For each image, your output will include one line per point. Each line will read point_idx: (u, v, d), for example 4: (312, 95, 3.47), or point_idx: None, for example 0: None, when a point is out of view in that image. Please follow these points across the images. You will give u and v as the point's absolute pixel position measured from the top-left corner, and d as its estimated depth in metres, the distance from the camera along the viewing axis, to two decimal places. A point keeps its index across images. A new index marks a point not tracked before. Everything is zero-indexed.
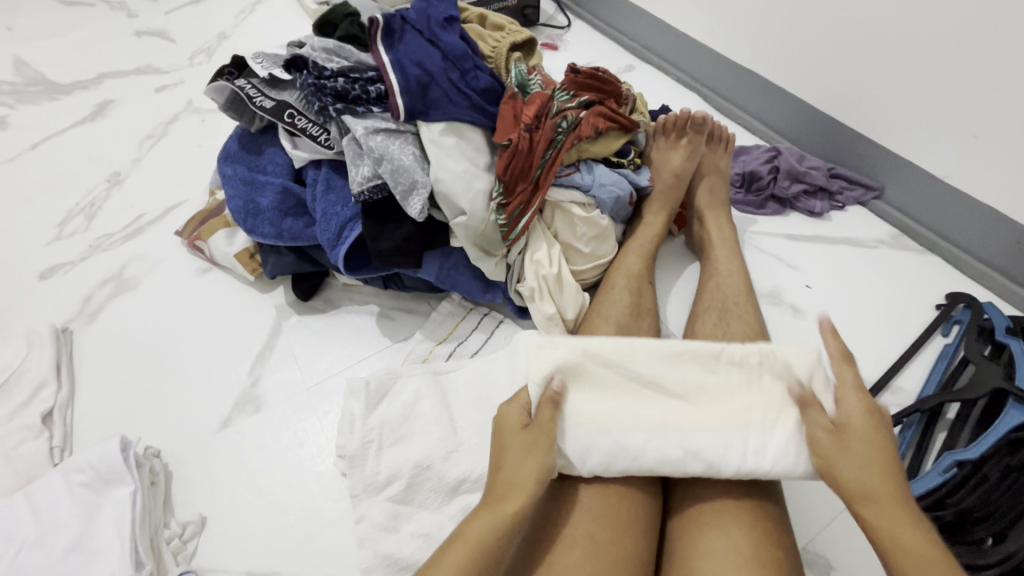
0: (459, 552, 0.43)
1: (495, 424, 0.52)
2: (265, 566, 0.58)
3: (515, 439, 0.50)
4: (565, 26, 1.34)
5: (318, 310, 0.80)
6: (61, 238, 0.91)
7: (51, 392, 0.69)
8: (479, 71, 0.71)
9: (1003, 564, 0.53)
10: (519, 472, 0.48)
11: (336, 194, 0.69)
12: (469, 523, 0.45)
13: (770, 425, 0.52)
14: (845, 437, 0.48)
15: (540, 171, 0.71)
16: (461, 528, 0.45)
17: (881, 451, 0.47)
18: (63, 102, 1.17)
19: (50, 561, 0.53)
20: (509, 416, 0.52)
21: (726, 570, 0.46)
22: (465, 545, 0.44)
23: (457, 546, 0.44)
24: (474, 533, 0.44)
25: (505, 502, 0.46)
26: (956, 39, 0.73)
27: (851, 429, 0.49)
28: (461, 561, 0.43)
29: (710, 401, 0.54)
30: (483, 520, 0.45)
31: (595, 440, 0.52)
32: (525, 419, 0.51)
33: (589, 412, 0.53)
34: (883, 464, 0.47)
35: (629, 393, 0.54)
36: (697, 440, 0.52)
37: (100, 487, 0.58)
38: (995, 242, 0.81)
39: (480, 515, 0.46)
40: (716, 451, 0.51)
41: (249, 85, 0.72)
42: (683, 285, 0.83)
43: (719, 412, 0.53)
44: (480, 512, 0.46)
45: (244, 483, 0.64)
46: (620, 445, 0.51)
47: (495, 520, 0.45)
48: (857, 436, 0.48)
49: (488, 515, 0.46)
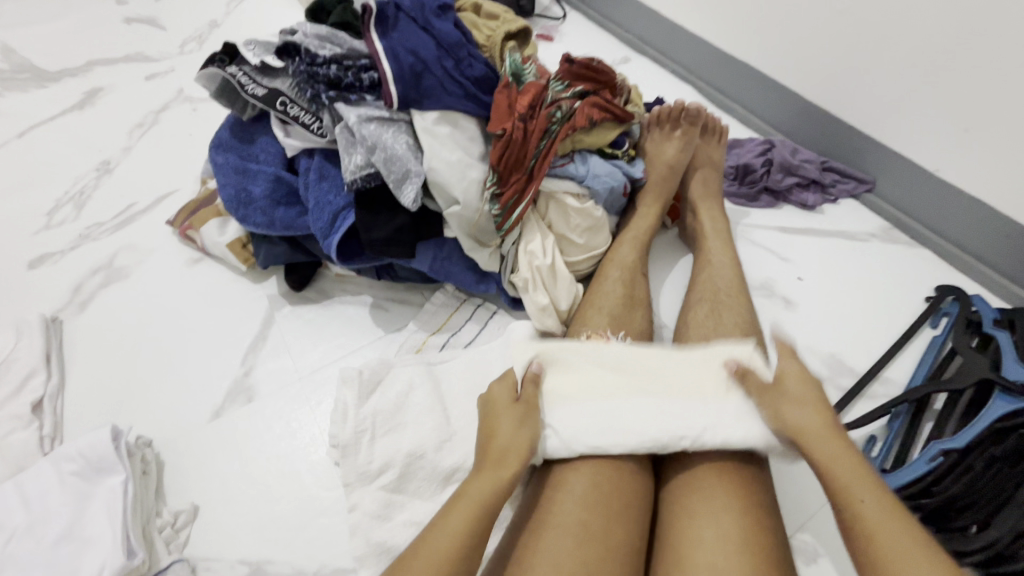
0: (462, 510, 0.47)
1: (485, 400, 0.56)
2: (257, 555, 0.58)
3: (507, 410, 0.54)
4: (560, 17, 1.34)
5: (311, 300, 0.80)
6: (50, 227, 0.90)
7: (41, 381, 0.69)
8: (473, 60, 0.71)
9: (985, 550, 0.55)
10: (513, 438, 0.52)
11: (329, 183, 0.69)
12: (468, 487, 0.49)
13: (724, 393, 0.55)
14: (787, 391, 0.53)
15: (534, 161, 0.71)
16: (461, 493, 0.49)
17: (814, 393, 0.53)
18: (51, 90, 1.16)
19: (41, 550, 0.53)
20: (499, 391, 0.56)
21: (716, 557, 0.47)
22: (467, 505, 0.47)
23: (458, 508, 0.47)
24: (475, 495, 0.48)
25: (502, 467, 0.50)
26: (948, 31, 0.74)
27: (788, 377, 0.54)
28: (465, 517, 0.46)
29: (675, 376, 0.57)
30: (481, 482, 0.49)
31: (570, 412, 0.55)
32: (515, 393, 0.55)
33: (565, 389, 0.57)
34: (819, 410, 0.52)
35: (597, 371, 0.58)
36: (666, 412, 0.55)
37: (92, 475, 0.58)
38: (985, 235, 0.81)
39: (479, 478, 0.49)
40: (683, 422, 0.54)
41: (241, 73, 0.71)
42: (677, 276, 0.83)
43: (684, 387, 0.56)
44: (478, 475, 0.50)
45: (237, 473, 0.64)
46: (594, 419, 0.55)
47: (494, 483, 0.49)
48: (797, 388, 0.53)
49: (486, 478, 0.49)
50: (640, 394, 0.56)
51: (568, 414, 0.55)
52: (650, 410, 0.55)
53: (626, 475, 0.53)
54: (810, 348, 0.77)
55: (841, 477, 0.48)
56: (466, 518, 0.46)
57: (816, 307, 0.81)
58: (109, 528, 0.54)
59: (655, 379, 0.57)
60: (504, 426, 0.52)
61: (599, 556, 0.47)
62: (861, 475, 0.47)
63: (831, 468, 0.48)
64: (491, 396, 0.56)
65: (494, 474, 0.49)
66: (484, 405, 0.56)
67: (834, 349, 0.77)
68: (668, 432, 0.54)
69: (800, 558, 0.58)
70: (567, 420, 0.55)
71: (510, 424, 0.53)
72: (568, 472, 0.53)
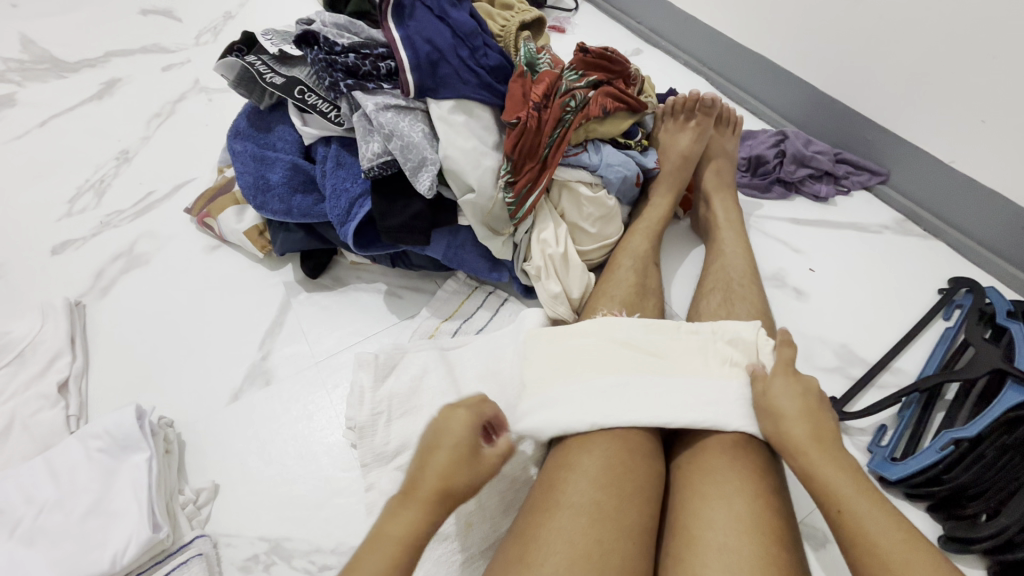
0: (385, 550, 0.43)
1: (439, 427, 0.52)
2: (276, 532, 0.60)
3: (455, 447, 0.50)
4: (572, 9, 1.34)
5: (326, 287, 0.81)
6: (72, 214, 0.92)
7: (66, 362, 0.70)
8: (488, 49, 0.72)
9: (995, 538, 0.54)
10: (452, 477, 0.48)
11: (345, 170, 0.70)
12: (389, 523, 0.45)
13: (730, 374, 0.57)
14: (780, 396, 0.54)
15: (548, 149, 0.72)
16: (382, 525, 0.45)
17: (806, 403, 0.53)
18: (71, 80, 1.17)
19: (69, 523, 0.55)
20: (454, 427, 0.51)
21: (727, 540, 0.47)
22: (393, 542, 0.44)
23: (381, 543, 0.44)
24: (398, 534, 0.44)
25: (429, 505, 0.47)
26: (963, 19, 0.73)
27: (782, 389, 0.54)
28: (388, 560, 0.43)
29: (682, 354, 0.59)
30: (404, 520, 0.45)
31: (579, 387, 0.56)
32: (473, 436, 0.51)
33: (573, 368, 0.57)
34: (808, 413, 0.53)
35: (609, 347, 0.59)
36: (679, 388, 0.56)
37: (117, 453, 0.60)
38: (999, 228, 0.81)
39: (405, 512, 0.46)
40: (691, 395, 0.55)
41: (259, 62, 0.72)
42: (688, 266, 0.84)
43: (693, 364, 0.57)
44: (402, 505, 0.47)
45: (255, 453, 0.65)
46: (605, 392, 0.56)
47: (423, 523, 0.46)
48: (788, 394, 0.54)
49: (413, 507, 0.46)
50: (651, 373, 0.57)
51: (579, 389, 0.56)
52: (661, 386, 0.56)
53: (639, 455, 0.54)
54: (822, 338, 0.77)
55: (833, 487, 0.48)
56: (394, 549, 0.44)
57: (828, 297, 0.81)
58: (134, 505, 0.56)
59: (666, 356, 0.58)
60: (438, 464, 0.49)
61: (612, 535, 0.48)
62: (853, 484, 0.48)
63: (822, 477, 0.49)
64: (450, 423, 0.52)
65: (423, 506, 0.46)
66: (436, 429, 0.52)
67: (845, 340, 0.77)
68: (677, 408, 0.55)
69: (809, 543, 0.60)
70: (576, 398, 0.56)
71: (454, 462, 0.49)
72: (582, 453, 0.54)
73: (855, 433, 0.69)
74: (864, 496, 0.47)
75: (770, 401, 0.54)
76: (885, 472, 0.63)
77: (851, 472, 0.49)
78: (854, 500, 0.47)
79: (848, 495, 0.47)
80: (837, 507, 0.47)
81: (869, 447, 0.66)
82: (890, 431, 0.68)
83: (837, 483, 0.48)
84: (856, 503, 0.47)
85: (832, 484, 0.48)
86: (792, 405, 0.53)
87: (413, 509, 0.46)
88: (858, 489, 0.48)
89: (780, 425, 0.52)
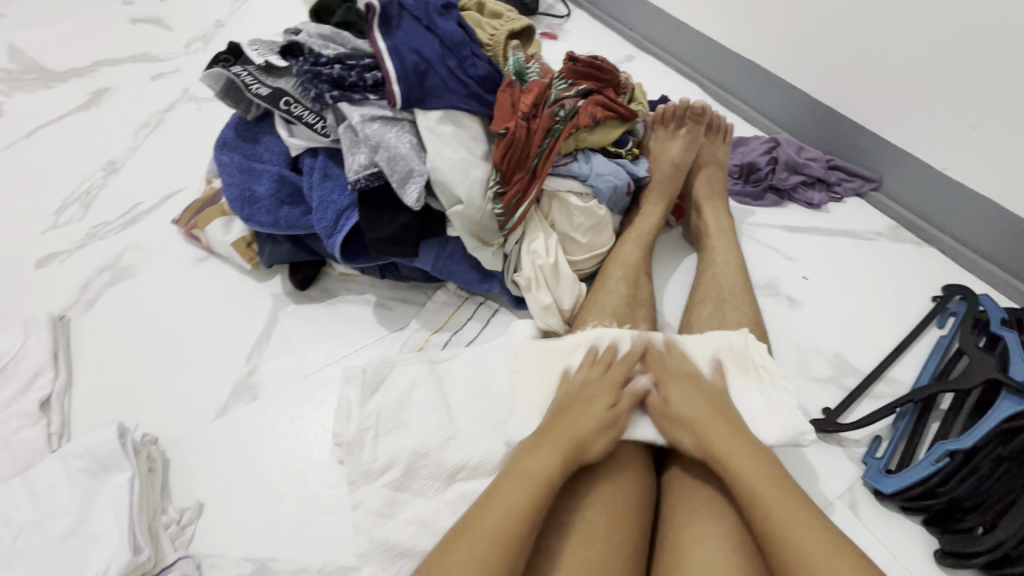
0: (521, 483, 0.47)
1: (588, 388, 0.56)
2: (262, 552, 0.59)
3: (597, 407, 0.54)
4: (564, 15, 1.33)
5: (314, 299, 0.80)
6: (58, 226, 0.90)
7: (49, 379, 0.69)
8: (476, 59, 0.71)
9: (992, 551, 0.54)
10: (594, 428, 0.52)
11: (333, 181, 0.69)
12: (526, 460, 0.49)
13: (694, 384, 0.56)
14: (679, 407, 0.54)
15: (537, 160, 0.71)
16: (513, 465, 0.49)
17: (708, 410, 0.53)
18: (60, 90, 1.16)
19: (49, 545, 0.54)
20: (597, 396, 0.55)
21: (713, 556, 0.46)
22: (529, 476, 0.48)
23: (512, 477, 0.48)
24: (536, 469, 0.48)
25: (568, 453, 0.50)
26: (954, 26, 0.73)
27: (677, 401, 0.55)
28: (525, 491, 0.47)
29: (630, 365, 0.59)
30: (542, 459, 0.49)
31: None
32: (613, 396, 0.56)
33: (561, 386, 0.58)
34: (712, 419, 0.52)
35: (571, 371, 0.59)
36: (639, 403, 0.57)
37: (99, 472, 0.58)
38: (993, 236, 0.80)
39: (540, 452, 0.50)
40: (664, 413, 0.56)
41: (245, 73, 0.71)
42: (681, 275, 0.83)
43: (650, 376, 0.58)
44: (541, 447, 0.50)
45: (241, 470, 0.64)
46: None
47: (557, 464, 0.49)
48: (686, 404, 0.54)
49: (550, 448, 0.50)
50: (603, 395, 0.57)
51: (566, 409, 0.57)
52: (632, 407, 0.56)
53: (628, 473, 0.53)
54: (815, 348, 0.76)
55: (752, 490, 0.47)
56: (529, 484, 0.47)
57: (821, 306, 0.81)
58: (115, 526, 0.55)
59: (629, 366, 0.59)
60: (576, 417, 0.53)
61: (602, 554, 0.47)
62: (773, 483, 0.47)
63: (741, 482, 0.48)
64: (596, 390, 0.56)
65: (559, 450, 0.50)
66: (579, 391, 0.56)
67: (839, 349, 0.76)
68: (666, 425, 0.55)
69: None
70: None
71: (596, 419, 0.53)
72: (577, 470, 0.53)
73: (851, 445, 0.68)
74: (783, 495, 0.46)
75: (678, 412, 0.54)
76: (879, 485, 0.62)
77: (773, 476, 0.47)
78: (766, 496, 0.46)
79: (770, 502, 0.46)
80: (762, 517, 0.45)
81: (864, 459, 0.65)
82: (885, 443, 0.67)
83: (758, 490, 0.46)
84: (781, 511, 0.45)
85: (747, 481, 0.47)
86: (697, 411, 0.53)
87: (551, 450, 0.50)
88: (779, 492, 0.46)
89: (693, 431, 0.52)
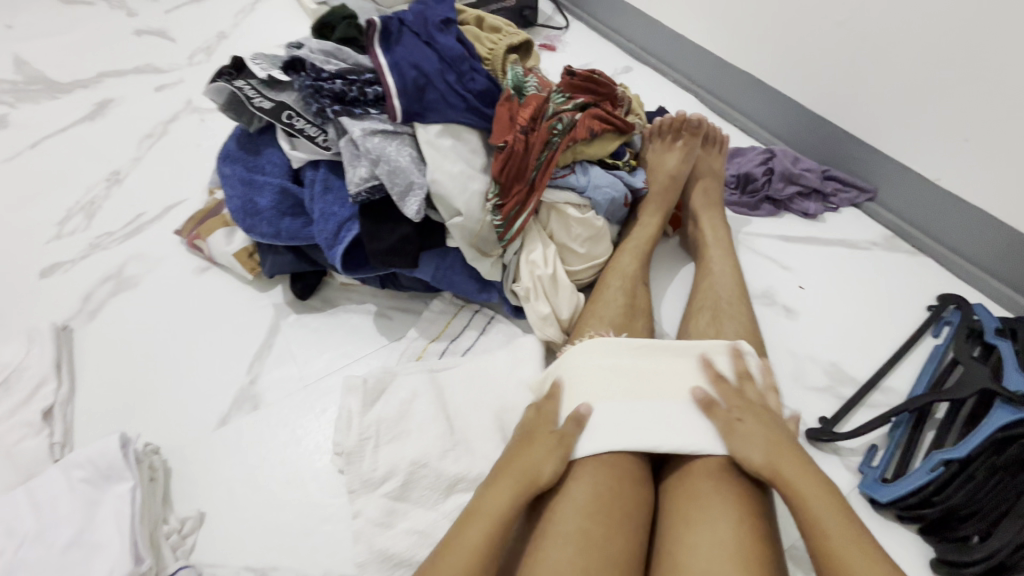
0: (480, 524, 0.49)
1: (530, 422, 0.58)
2: (263, 561, 0.59)
3: (542, 438, 0.55)
4: (563, 27, 1.35)
5: (315, 308, 0.81)
6: (61, 237, 0.91)
7: (51, 389, 0.70)
8: (475, 74, 0.72)
9: (988, 561, 0.54)
10: (537, 460, 0.53)
11: (333, 194, 0.70)
12: (485, 500, 0.50)
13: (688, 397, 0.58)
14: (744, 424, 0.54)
15: (535, 172, 0.72)
16: (475, 506, 0.50)
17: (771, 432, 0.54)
18: (64, 101, 1.18)
19: (51, 555, 0.54)
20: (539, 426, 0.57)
21: (707, 564, 0.47)
22: (484, 519, 0.49)
23: (474, 521, 0.49)
24: (492, 510, 0.49)
25: (523, 488, 0.51)
26: (947, 41, 0.74)
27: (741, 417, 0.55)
28: (482, 532, 0.48)
29: (660, 377, 0.59)
30: (499, 498, 0.50)
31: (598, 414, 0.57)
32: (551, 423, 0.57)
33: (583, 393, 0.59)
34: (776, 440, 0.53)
35: (607, 376, 0.59)
36: (654, 407, 0.57)
37: (100, 483, 0.59)
38: (987, 246, 0.81)
39: (494, 491, 0.51)
40: (673, 421, 0.56)
41: (248, 86, 0.72)
42: (679, 285, 0.84)
43: (666, 383, 0.59)
44: (493, 487, 0.52)
45: (243, 479, 0.65)
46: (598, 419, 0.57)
47: (510, 500, 0.50)
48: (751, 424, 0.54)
49: (505, 484, 0.51)
50: (620, 399, 0.58)
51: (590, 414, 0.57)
52: (644, 413, 0.57)
53: (628, 482, 0.53)
54: (812, 357, 0.77)
55: (814, 511, 0.48)
56: (487, 526, 0.48)
57: (817, 316, 0.82)
58: (116, 536, 0.55)
59: (652, 376, 0.59)
60: (526, 450, 0.54)
61: (599, 563, 0.47)
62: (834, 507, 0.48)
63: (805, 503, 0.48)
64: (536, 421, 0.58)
65: (513, 487, 0.51)
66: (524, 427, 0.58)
67: (835, 359, 0.77)
68: (664, 433, 0.56)
69: (797, 567, 0.59)
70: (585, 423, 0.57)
71: (542, 452, 0.54)
72: (571, 479, 0.53)
73: (847, 454, 0.68)
74: (840, 518, 0.47)
75: (739, 426, 0.54)
76: (875, 494, 0.63)
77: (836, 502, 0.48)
78: (828, 518, 0.47)
79: (833, 525, 0.46)
80: (821, 540, 0.46)
81: (861, 468, 0.66)
82: (881, 452, 0.68)
83: (821, 514, 0.47)
84: (841, 534, 0.46)
85: (809, 502, 0.48)
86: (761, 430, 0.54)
87: (506, 488, 0.51)
88: (835, 512, 0.47)
89: (757, 444, 0.53)
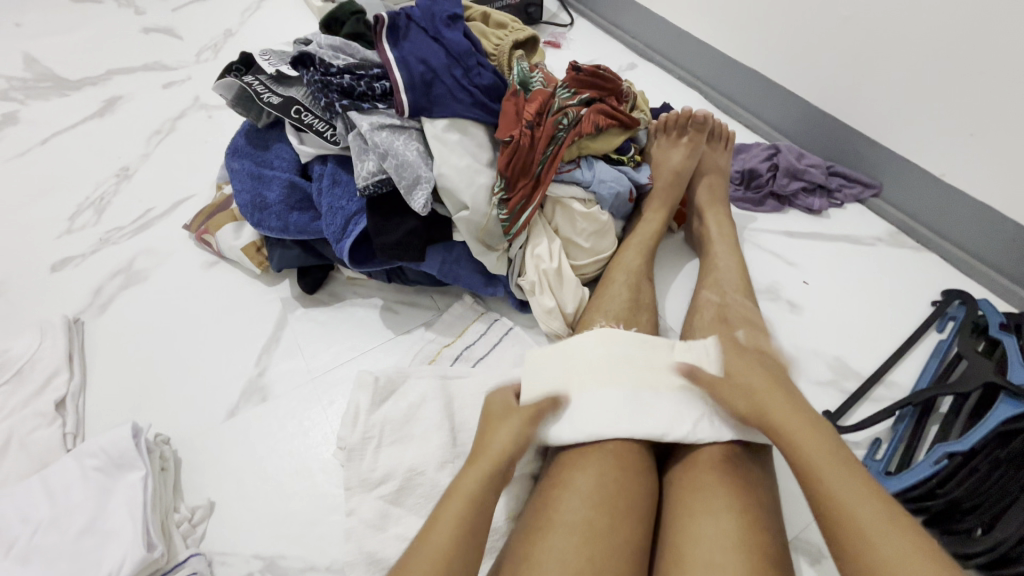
0: (455, 502, 0.49)
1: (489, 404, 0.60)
2: (271, 549, 0.60)
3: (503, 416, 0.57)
4: (568, 24, 1.35)
5: (322, 302, 0.81)
6: (72, 231, 0.92)
7: (64, 380, 0.71)
8: (481, 69, 0.73)
9: (992, 551, 0.54)
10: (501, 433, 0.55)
11: (341, 188, 0.71)
12: (462, 479, 0.51)
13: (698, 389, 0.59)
14: (761, 396, 0.54)
15: (540, 167, 0.73)
16: (455, 486, 0.51)
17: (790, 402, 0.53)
18: (73, 98, 1.19)
19: (64, 541, 0.55)
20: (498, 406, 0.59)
21: (714, 553, 0.47)
22: (459, 496, 0.49)
23: (453, 499, 0.49)
24: (466, 489, 0.50)
25: (495, 466, 0.52)
26: (952, 37, 0.74)
27: (758, 391, 0.55)
28: (457, 513, 0.48)
29: (664, 370, 0.60)
30: (473, 478, 0.51)
31: (598, 399, 0.58)
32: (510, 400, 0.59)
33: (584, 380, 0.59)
34: (796, 411, 0.52)
35: (612, 362, 0.60)
36: (661, 399, 0.58)
37: (113, 471, 0.60)
38: (992, 241, 0.81)
39: (469, 472, 0.51)
40: (675, 412, 0.57)
41: (257, 82, 0.73)
42: (683, 280, 0.84)
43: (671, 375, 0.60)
44: (467, 469, 0.52)
45: (251, 470, 0.66)
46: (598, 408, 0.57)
47: (482, 479, 0.51)
48: (767, 395, 0.54)
49: (479, 466, 0.52)
50: (627, 386, 0.58)
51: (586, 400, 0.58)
52: (651, 403, 0.58)
53: (632, 472, 0.54)
54: (816, 352, 0.77)
55: (824, 477, 0.47)
56: (462, 507, 0.48)
57: (821, 311, 0.82)
58: (129, 523, 0.56)
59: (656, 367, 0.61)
60: (491, 430, 0.56)
61: (604, 553, 0.48)
62: (848, 472, 0.46)
63: (817, 470, 0.47)
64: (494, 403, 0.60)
65: (485, 470, 0.52)
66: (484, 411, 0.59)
67: (839, 353, 0.77)
68: (669, 421, 0.57)
69: (803, 557, 0.60)
70: (586, 410, 0.57)
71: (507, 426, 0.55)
72: (575, 470, 0.54)
73: (852, 447, 0.68)
74: (854, 484, 0.46)
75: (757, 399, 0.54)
76: None
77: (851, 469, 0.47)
78: (840, 484, 0.46)
79: (845, 495, 0.45)
80: (830, 506, 0.45)
81: (864, 460, 0.66)
82: (885, 445, 0.68)
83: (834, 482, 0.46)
84: (853, 500, 0.45)
85: (819, 467, 0.47)
86: (778, 401, 0.53)
87: (479, 468, 0.52)
88: (847, 476, 0.46)
89: (773, 418, 0.52)
